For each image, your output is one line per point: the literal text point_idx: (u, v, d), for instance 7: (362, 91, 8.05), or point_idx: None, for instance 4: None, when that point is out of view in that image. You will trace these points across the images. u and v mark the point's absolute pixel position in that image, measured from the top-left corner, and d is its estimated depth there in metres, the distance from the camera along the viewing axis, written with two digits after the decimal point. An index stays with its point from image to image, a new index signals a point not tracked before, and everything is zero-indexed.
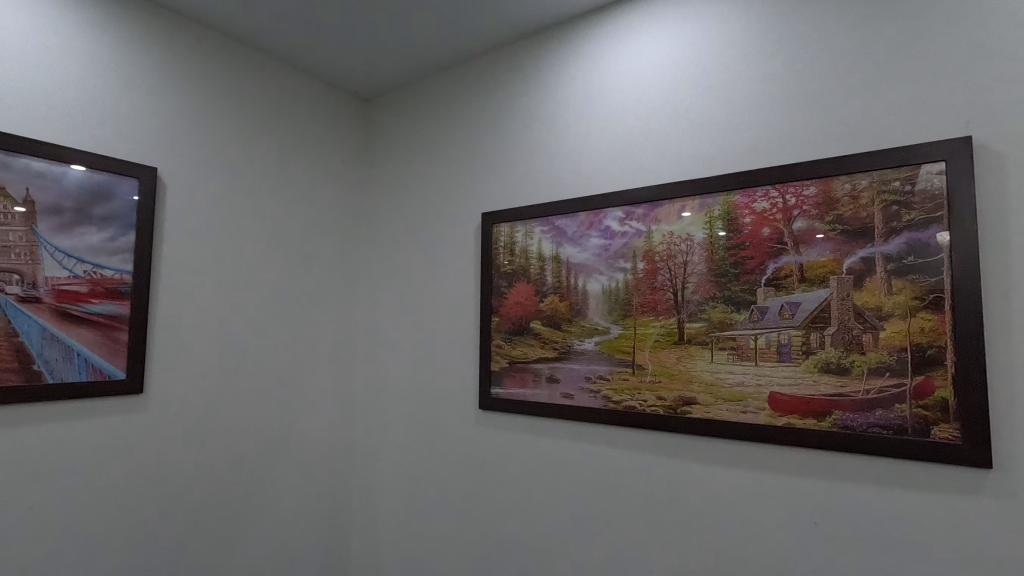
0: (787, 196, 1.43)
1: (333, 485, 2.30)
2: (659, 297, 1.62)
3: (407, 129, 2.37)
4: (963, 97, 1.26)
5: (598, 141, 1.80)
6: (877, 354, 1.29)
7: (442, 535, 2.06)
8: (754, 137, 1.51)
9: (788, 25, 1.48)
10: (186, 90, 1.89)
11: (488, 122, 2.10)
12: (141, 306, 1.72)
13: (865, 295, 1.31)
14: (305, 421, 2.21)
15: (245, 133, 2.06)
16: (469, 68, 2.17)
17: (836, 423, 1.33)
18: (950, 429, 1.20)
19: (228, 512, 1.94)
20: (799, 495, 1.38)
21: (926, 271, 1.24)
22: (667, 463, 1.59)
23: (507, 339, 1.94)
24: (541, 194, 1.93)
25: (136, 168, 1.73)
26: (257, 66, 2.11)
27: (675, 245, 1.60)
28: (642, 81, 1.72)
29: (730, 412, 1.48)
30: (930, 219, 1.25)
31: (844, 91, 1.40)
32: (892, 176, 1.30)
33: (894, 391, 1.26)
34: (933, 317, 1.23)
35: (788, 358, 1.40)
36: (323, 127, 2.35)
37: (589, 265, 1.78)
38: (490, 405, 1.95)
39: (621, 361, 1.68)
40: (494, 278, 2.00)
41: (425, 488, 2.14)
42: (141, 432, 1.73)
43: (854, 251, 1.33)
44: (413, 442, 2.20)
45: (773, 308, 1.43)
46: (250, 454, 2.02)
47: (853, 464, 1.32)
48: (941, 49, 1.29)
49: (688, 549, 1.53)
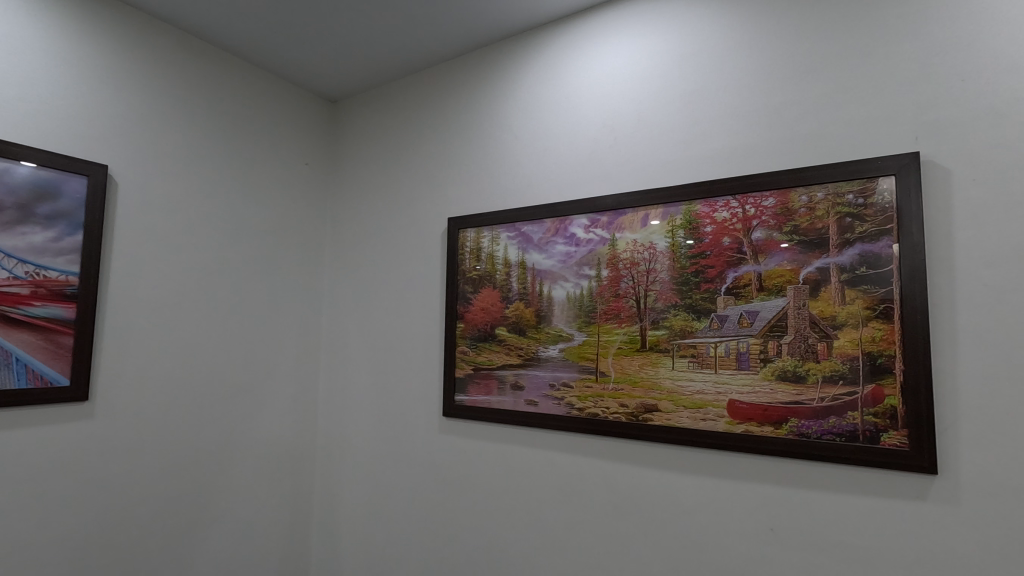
0: (746, 206, 1.46)
1: (293, 492, 2.24)
2: (621, 304, 1.63)
3: (373, 130, 2.34)
4: (912, 114, 1.30)
5: (564, 148, 1.81)
6: (831, 362, 1.32)
7: (404, 543, 2.03)
8: (716, 147, 1.53)
9: (748, 38, 1.51)
10: (141, 86, 1.83)
11: (455, 126, 2.08)
12: (87, 309, 1.65)
13: (821, 304, 1.34)
14: (264, 428, 2.15)
15: (204, 132, 1.99)
16: (436, 72, 2.16)
17: (792, 430, 1.35)
18: (899, 436, 1.23)
19: (181, 522, 1.87)
20: (756, 500, 1.40)
21: (877, 281, 1.28)
22: (629, 470, 1.59)
23: (472, 345, 1.93)
24: (508, 199, 1.92)
25: (85, 165, 1.66)
26: (218, 63, 2.05)
27: (638, 252, 1.61)
28: (606, 90, 1.74)
29: (690, 420, 1.49)
30: (881, 231, 1.28)
31: (802, 105, 1.43)
32: (845, 189, 1.34)
33: (847, 399, 1.29)
34: (884, 327, 1.26)
35: (746, 365, 1.42)
36: (287, 127, 2.30)
37: (554, 271, 1.78)
38: (454, 412, 1.93)
39: (584, 368, 1.68)
40: (460, 284, 1.98)
41: (387, 496, 2.10)
42: (87, 440, 1.65)
43: (810, 261, 1.36)
44: (375, 448, 2.16)
45: (732, 316, 1.45)
46: (204, 462, 1.94)
47: (807, 470, 1.35)
48: (891, 68, 1.33)
49: (649, 555, 1.53)
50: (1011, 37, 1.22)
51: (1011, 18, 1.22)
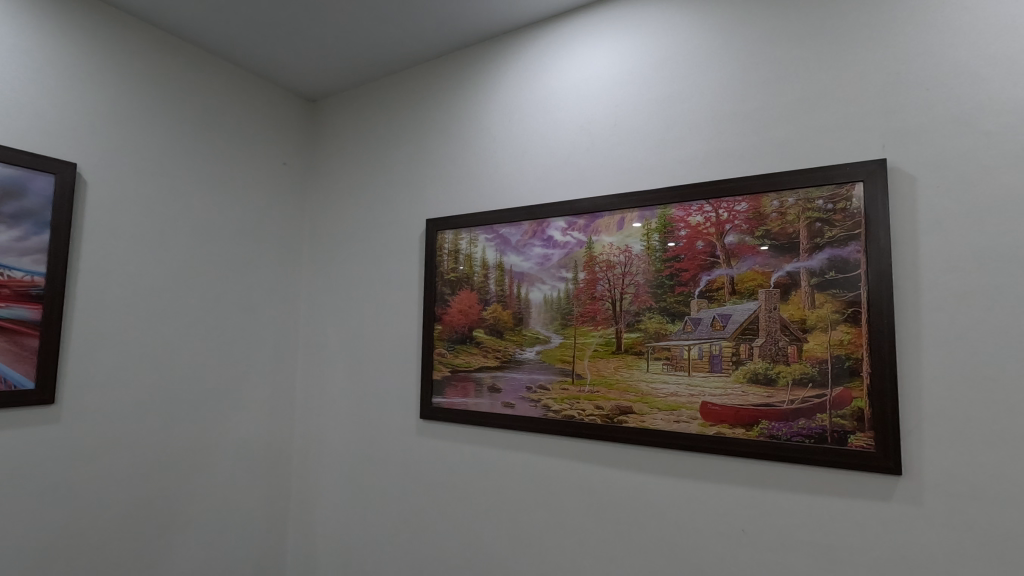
0: (719, 210, 1.47)
1: (269, 494, 2.22)
2: (598, 307, 1.64)
3: (351, 131, 2.32)
4: (880, 122, 1.33)
5: (542, 150, 1.81)
6: (801, 365, 1.34)
7: (381, 546, 2.01)
8: (691, 152, 1.55)
9: (723, 44, 1.53)
10: (113, 83, 1.79)
11: (434, 127, 2.07)
12: (54, 310, 1.61)
13: (791, 308, 1.36)
14: (238, 430, 2.12)
15: (178, 130, 1.96)
16: (415, 72, 2.15)
17: (763, 432, 1.37)
18: (866, 437, 1.26)
19: (153, 527, 1.83)
20: (728, 501, 1.42)
21: (845, 285, 1.30)
22: (604, 472, 1.60)
23: (450, 347, 1.92)
24: (486, 201, 1.92)
25: (53, 163, 1.62)
26: (194, 61, 2.02)
27: (614, 255, 1.62)
28: (584, 93, 1.74)
29: (664, 421, 1.50)
30: (849, 236, 1.31)
31: (775, 110, 1.45)
32: (815, 195, 1.36)
33: (816, 401, 1.31)
34: (852, 330, 1.28)
35: (719, 368, 1.43)
36: (265, 126, 2.28)
37: (531, 273, 1.78)
38: (431, 414, 1.92)
39: (561, 370, 1.68)
40: (438, 285, 1.98)
41: (364, 498, 2.08)
42: (53, 444, 1.62)
43: (781, 265, 1.38)
44: (353, 450, 2.14)
45: (705, 319, 1.46)
46: (176, 465, 1.91)
47: (778, 471, 1.36)
48: (860, 77, 1.36)
49: (624, 556, 1.54)
50: (974, 48, 1.25)
51: (975, 30, 1.25)
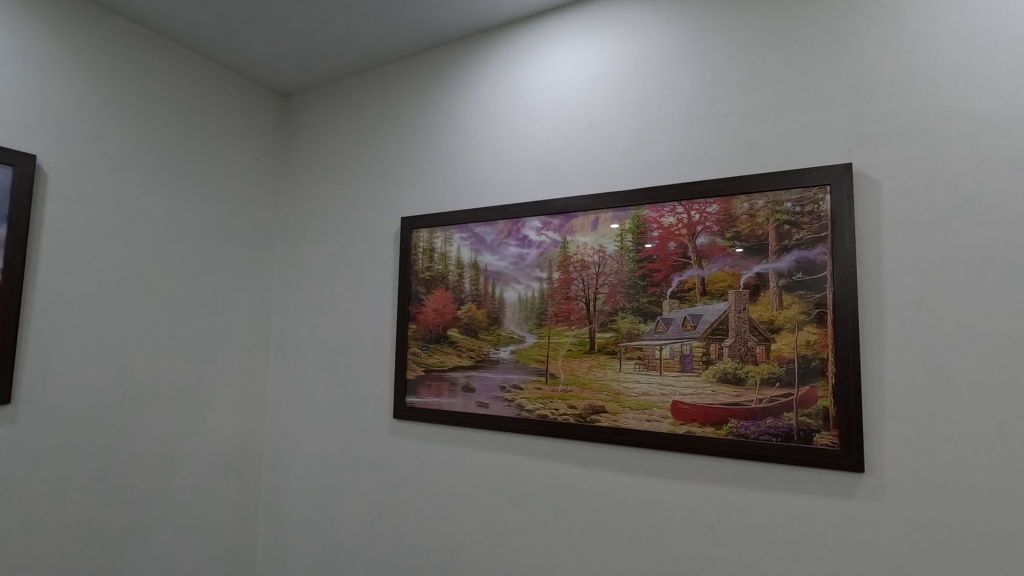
0: (691, 212, 1.49)
1: (238, 495, 2.17)
2: (572, 306, 1.64)
3: (327, 127, 2.29)
4: (846, 128, 1.36)
5: (518, 150, 1.81)
6: (768, 365, 1.36)
7: (353, 547, 1.99)
8: (664, 154, 1.56)
9: (696, 48, 1.55)
10: (77, 74, 1.74)
11: (410, 125, 2.06)
12: (11, 306, 1.55)
13: (760, 308, 1.38)
14: (206, 430, 2.07)
15: (146, 124, 1.92)
16: (391, 69, 2.13)
17: (732, 431, 1.39)
18: (830, 435, 1.28)
19: (116, 530, 1.78)
20: (697, 500, 1.43)
21: (812, 287, 1.32)
22: (577, 471, 1.60)
23: (424, 347, 1.91)
24: (461, 200, 1.91)
25: (11, 155, 1.57)
26: (163, 52, 1.98)
27: (588, 255, 1.63)
28: (559, 95, 1.75)
29: (636, 421, 1.51)
30: (816, 238, 1.33)
31: (745, 113, 1.47)
32: (784, 197, 1.38)
33: (783, 400, 1.33)
34: (818, 331, 1.31)
35: (690, 367, 1.45)
36: (237, 120, 2.23)
37: (506, 273, 1.78)
38: (404, 414, 1.91)
39: (535, 369, 1.68)
40: (412, 284, 1.96)
41: (336, 499, 2.05)
42: (10, 445, 1.56)
43: (750, 266, 1.40)
44: (325, 451, 2.11)
45: (676, 320, 1.48)
46: (141, 467, 1.86)
47: (745, 469, 1.38)
48: (828, 83, 1.39)
49: (596, 556, 1.54)
50: (935, 58, 1.28)
51: (937, 40, 1.28)
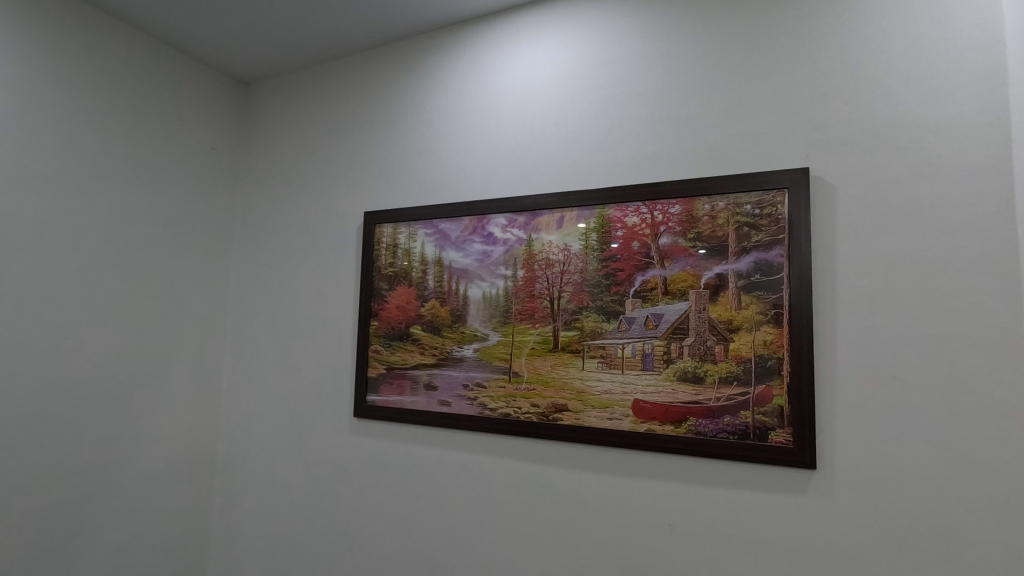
0: (655, 212, 1.50)
1: (189, 496, 2.09)
2: (536, 305, 1.64)
3: (288, 117, 2.22)
4: (804, 133, 1.39)
5: (484, 146, 1.79)
6: (726, 364, 1.38)
7: (310, 549, 1.94)
8: (628, 154, 1.57)
9: (662, 50, 1.55)
10: (18, 51, 1.63)
11: (374, 117, 2.01)
12: None
13: (719, 308, 1.40)
14: (155, 430, 1.98)
15: (94, 107, 1.82)
16: (355, 60, 2.07)
17: (690, 428, 1.41)
18: (785, 433, 1.31)
19: (56, 535, 1.68)
20: (657, 497, 1.45)
21: (769, 288, 1.35)
22: (538, 470, 1.60)
23: (386, 344, 1.87)
24: (426, 196, 1.88)
25: None
26: (111, 33, 1.87)
27: (553, 253, 1.62)
28: (526, 92, 1.73)
29: (597, 419, 1.52)
30: (774, 240, 1.36)
31: (707, 117, 1.49)
32: (744, 200, 1.40)
33: (739, 399, 1.36)
34: (774, 331, 1.34)
35: (651, 366, 1.46)
36: (192, 108, 2.14)
37: (470, 270, 1.76)
38: (365, 413, 1.87)
39: (498, 368, 1.67)
40: (375, 280, 1.92)
41: (293, 499, 2.00)
42: None
43: (711, 267, 1.42)
44: (281, 450, 2.05)
45: (639, 319, 1.49)
46: (85, 468, 1.76)
47: (702, 467, 1.40)
48: (787, 90, 1.42)
49: (556, 554, 1.54)
50: (889, 69, 1.32)
51: (890, 51, 1.33)
